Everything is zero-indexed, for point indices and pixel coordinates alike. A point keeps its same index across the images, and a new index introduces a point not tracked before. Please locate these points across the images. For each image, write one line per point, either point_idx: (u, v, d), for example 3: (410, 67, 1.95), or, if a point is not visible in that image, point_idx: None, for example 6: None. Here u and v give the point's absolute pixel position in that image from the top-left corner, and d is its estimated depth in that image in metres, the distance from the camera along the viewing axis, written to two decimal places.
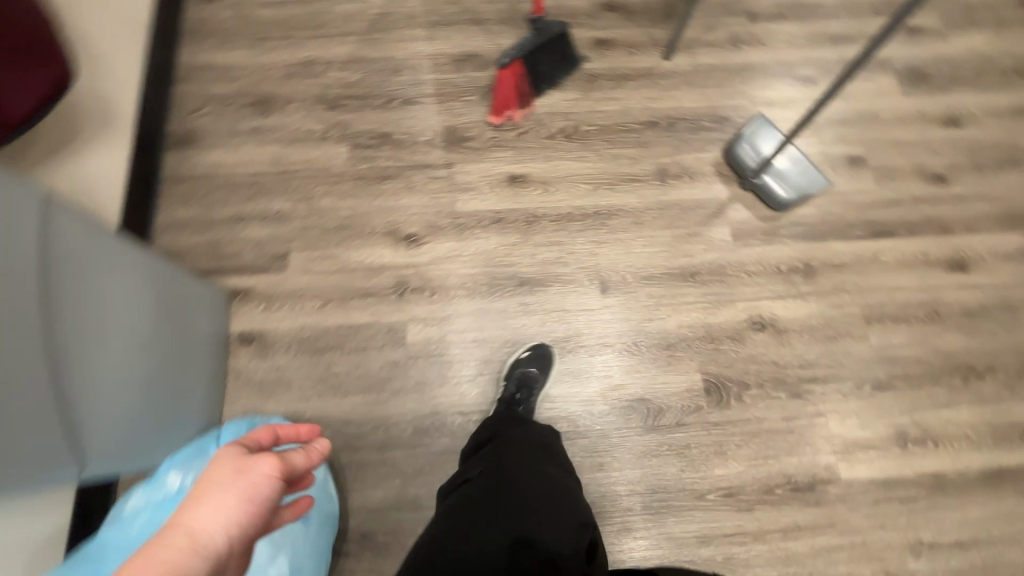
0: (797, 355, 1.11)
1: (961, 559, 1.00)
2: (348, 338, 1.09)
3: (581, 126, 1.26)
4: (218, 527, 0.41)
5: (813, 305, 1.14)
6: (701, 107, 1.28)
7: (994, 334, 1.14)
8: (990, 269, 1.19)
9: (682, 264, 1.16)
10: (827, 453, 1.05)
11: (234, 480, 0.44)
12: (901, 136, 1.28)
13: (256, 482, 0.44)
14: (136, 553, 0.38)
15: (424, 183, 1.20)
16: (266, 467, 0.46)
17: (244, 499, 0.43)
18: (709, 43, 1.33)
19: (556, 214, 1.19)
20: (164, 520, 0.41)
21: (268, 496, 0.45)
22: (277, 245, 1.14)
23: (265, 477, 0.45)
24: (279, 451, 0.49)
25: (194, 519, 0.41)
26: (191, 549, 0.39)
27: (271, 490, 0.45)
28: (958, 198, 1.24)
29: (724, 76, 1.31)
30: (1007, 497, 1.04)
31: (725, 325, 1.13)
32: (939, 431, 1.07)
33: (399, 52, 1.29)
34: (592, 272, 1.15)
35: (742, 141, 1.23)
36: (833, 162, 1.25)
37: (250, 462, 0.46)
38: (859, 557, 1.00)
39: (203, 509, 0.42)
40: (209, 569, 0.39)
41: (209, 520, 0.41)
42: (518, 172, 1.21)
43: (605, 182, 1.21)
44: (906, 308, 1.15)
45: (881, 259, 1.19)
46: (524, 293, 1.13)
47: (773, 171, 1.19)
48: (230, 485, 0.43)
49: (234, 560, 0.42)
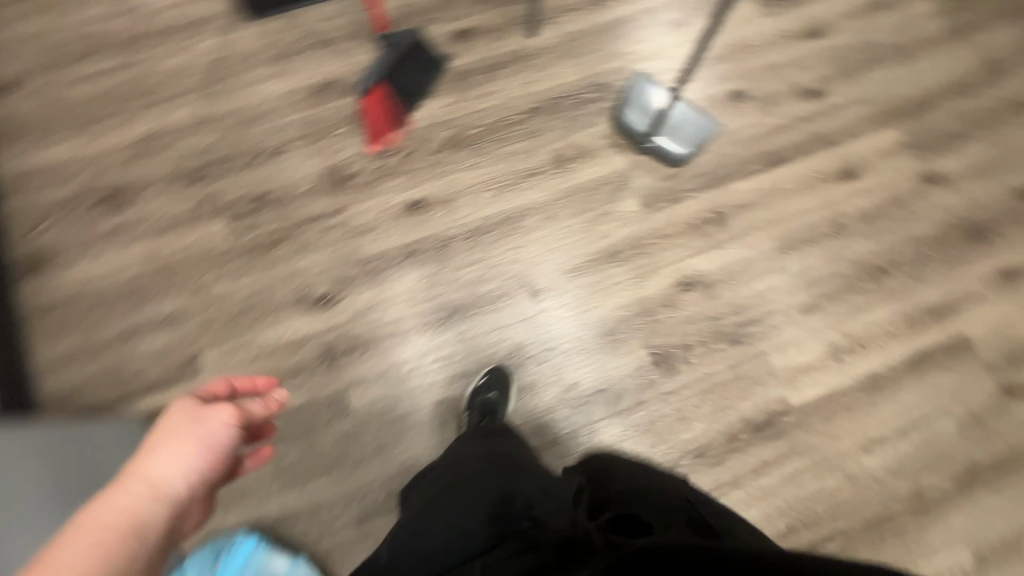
0: (727, 304, 1.15)
1: (906, 443, 1.11)
2: (291, 423, 1.03)
3: (466, 130, 1.19)
4: (180, 471, 0.49)
5: (730, 251, 1.18)
6: (579, 79, 1.25)
7: (891, 230, 1.22)
8: (876, 169, 1.25)
9: (602, 247, 1.17)
10: (775, 387, 1.12)
11: (191, 429, 0.53)
12: (772, 59, 1.30)
13: (214, 429, 0.54)
14: (108, 488, 0.45)
15: (320, 236, 1.12)
16: (223, 417, 0.55)
17: (204, 444, 0.52)
18: (570, 8, 1.28)
19: (466, 231, 1.15)
20: (124, 467, 0.48)
21: (223, 443, 0.54)
22: (183, 348, 1.05)
23: (220, 424, 0.54)
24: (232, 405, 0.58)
25: (161, 462, 0.49)
26: (156, 488, 0.47)
27: (227, 437, 0.55)
28: (836, 108, 1.28)
29: (594, 39, 1.27)
30: (931, 376, 1.15)
31: (657, 294, 1.15)
32: (864, 334, 1.16)
33: (249, 100, 1.17)
34: (519, 280, 1.14)
35: (629, 105, 1.22)
36: (717, 102, 1.26)
37: (208, 411, 0.55)
38: (823, 470, 1.08)
39: (166, 454, 0.50)
40: (172, 505, 0.47)
41: (165, 466, 0.49)
42: (416, 197, 1.15)
43: (506, 184, 1.18)
44: (812, 228, 1.21)
45: (781, 188, 1.23)
46: (458, 321, 1.10)
47: (665, 131, 1.20)
48: (188, 434, 0.52)
49: (194, 497, 0.50)
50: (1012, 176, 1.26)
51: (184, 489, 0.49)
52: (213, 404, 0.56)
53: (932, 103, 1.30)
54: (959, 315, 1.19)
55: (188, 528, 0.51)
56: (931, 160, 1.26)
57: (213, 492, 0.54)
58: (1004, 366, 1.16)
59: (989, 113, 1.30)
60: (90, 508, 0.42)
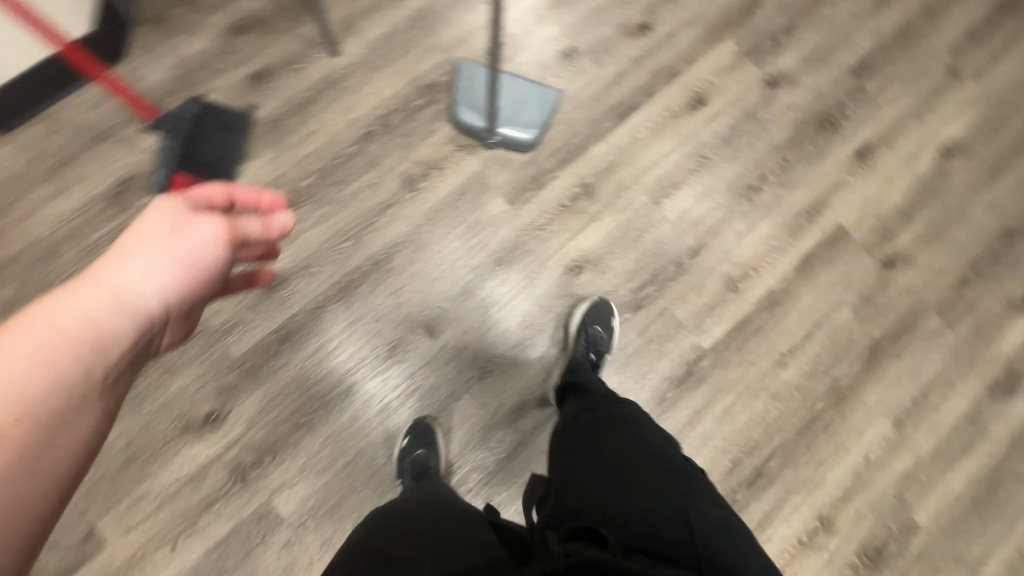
0: (620, 273, 1.14)
1: (815, 345, 1.16)
2: (223, 555, 0.96)
3: (299, 183, 1.09)
4: (152, 284, 0.49)
5: (608, 219, 1.16)
6: (401, 87, 1.14)
7: (752, 144, 1.22)
8: (722, 87, 1.23)
9: (482, 259, 1.11)
10: (686, 337, 1.14)
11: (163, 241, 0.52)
12: (592, 3, 1.22)
13: (197, 247, 0.53)
14: (68, 285, 0.46)
15: (182, 352, 1.01)
16: (207, 234, 0.54)
17: (182, 257, 0.52)
18: (366, 13, 1.16)
19: (337, 291, 1.06)
20: (96, 263, 0.49)
21: (208, 262, 0.54)
22: (81, 521, 0.95)
23: (204, 239, 0.54)
24: (229, 220, 0.57)
25: (132, 270, 0.49)
26: (123, 297, 0.48)
27: (212, 256, 0.54)
28: (669, 35, 1.23)
29: (403, 39, 1.16)
30: (821, 275, 1.19)
31: (551, 286, 1.12)
32: (754, 257, 1.18)
33: (40, 229, 1.01)
34: (410, 322, 1.08)
35: (462, 103, 1.13)
36: (550, 68, 1.19)
37: (192, 223, 0.54)
38: (750, 398, 1.13)
39: (140, 264, 0.50)
40: (139, 316, 0.48)
41: (136, 274, 0.49)
42: (271, 274, 1.05)
43: (362, 228, 1.09)
44: (680, 168, 1.19)
45: (639, 137, 1.19)
46: (362, 387, 1.04)
47: (508, 119, 1.13)
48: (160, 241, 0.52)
49: (168, 312, 0.51)
50: (844, 56, 1.28)
51: (157, 306, 0.50)
52: (201, 215, 0.55)
53: (756, 3, 1.27)
54: (833, 207, 1.22)
55: (168, 340, 0.54)
56: (769, 62, 1.25)
57: (193, 309, 0.55)
58: (880, 242, 1.22)
59: None
60: (47, 304, 0.44)
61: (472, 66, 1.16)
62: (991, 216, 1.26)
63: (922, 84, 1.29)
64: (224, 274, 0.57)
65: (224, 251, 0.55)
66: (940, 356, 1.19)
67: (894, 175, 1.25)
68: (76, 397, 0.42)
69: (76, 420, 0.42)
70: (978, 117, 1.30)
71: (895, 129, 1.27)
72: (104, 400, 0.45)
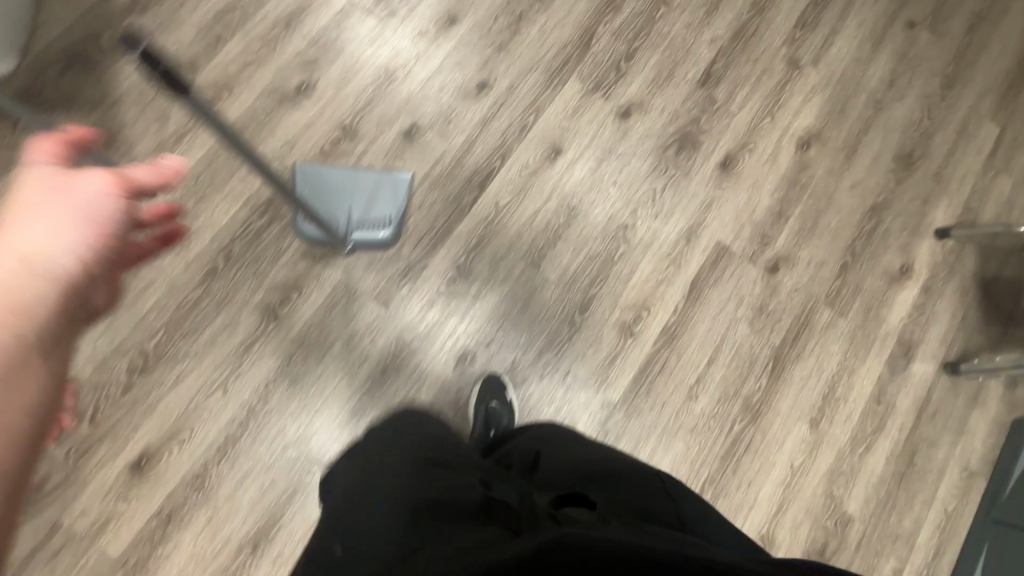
0: (513, 348, 1.10)
1: (720, 368, 1.16)
2: None
3: (145, 345, 0.99)
4: (52, 248, 0.45)
5: (489, 295, 1.11)
6: (236, 212, 1.05)
7: (617, 182, 1.20)
8: (576, 130, 1.20)
9: (367, 373, 1.05)
10: (594, 396, 1.11)
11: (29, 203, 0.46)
12: (424, 71, 1.16)
13: (86, 202, 0.48)
14: None
15: (53, 567, 0.91)
16: (92, 184, 0.49)
17: (75, 214, 0.48)
18: (179, 138, 1.06)
19: (215, 452, 0.98)
20: None
21: (109, 214, 0.49)
22: None
23: (91, 192, 0.48)
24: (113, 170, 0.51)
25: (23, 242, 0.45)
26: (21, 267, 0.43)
27: (110, 207, 0.49)
28: (510, 89, 1.19)
29: (226, 158, 1.07)
30: (712, 296, 1.19)
31: (445, 380, 1.07)
32: (643, 296, 1.16)
33: None
34: (304, 462, 1.00)
35: (301, 216, 1.05)
36: (394, 151, 1.13)
37: (74, 179, 0.49)
38: (670, 439, 1.12)
39: (31, 234, 0.45)
40: (53, 280, 0.44)
41: (30, 241, 0.45)
42: (135, 453, 0.96)
43: (227, 375, 1.00)
44: (550, 224, 1.16)
45: (502, 202, 1.15)
46: (265, 549, 0.96)
47: (355, 225, 1.06)
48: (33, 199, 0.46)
49: (88, 275, 0.47)
50: (688, 69, 1.27)
51: (70, 262, 0.46)
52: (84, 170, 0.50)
53: (591, 35, 1.24)
54: (710, 225, 1.21)
55: (103, 303, 0.50)
56: (617, 93, 1.23)
57: (115, 267, 0.51)
58: (762, 248, 1.22)
59: (642, 17, 1.27)
60: None
61: (304, 171, 1.07)
62: (857, 196, 1.29)
63: (768, 81, 1.30)
64: (131, 235, 0.53)
65: (124, 206, 0.51)
66: (839, 346, 1.22)
67: (760, 178, 1.25)
68: (18, 355, 0.39)
69: (35, 369, 0.39)
70: (826, 102, 1.32)
71: (752, 131, 1.27)
72: (45, 356, 0.41)
